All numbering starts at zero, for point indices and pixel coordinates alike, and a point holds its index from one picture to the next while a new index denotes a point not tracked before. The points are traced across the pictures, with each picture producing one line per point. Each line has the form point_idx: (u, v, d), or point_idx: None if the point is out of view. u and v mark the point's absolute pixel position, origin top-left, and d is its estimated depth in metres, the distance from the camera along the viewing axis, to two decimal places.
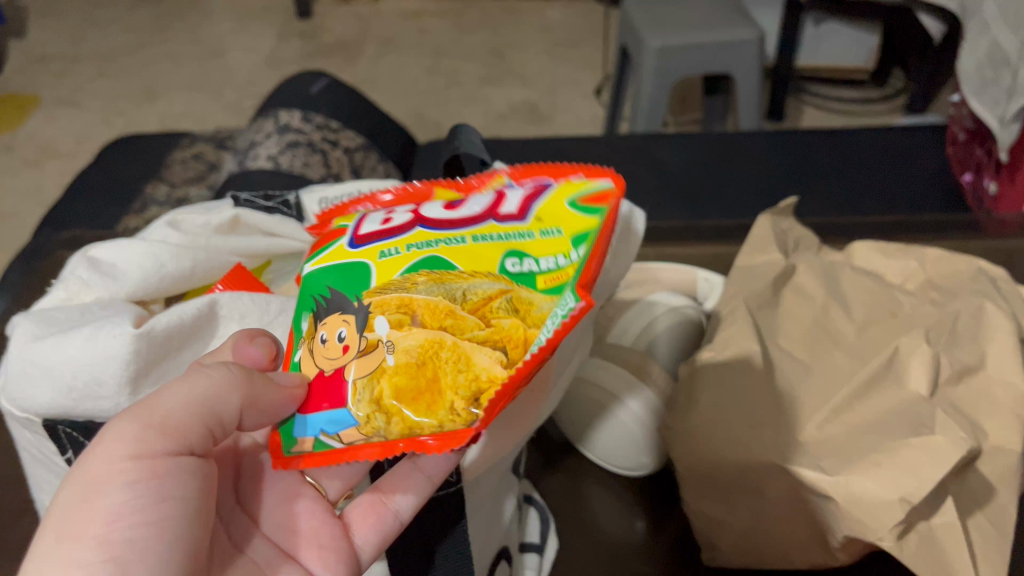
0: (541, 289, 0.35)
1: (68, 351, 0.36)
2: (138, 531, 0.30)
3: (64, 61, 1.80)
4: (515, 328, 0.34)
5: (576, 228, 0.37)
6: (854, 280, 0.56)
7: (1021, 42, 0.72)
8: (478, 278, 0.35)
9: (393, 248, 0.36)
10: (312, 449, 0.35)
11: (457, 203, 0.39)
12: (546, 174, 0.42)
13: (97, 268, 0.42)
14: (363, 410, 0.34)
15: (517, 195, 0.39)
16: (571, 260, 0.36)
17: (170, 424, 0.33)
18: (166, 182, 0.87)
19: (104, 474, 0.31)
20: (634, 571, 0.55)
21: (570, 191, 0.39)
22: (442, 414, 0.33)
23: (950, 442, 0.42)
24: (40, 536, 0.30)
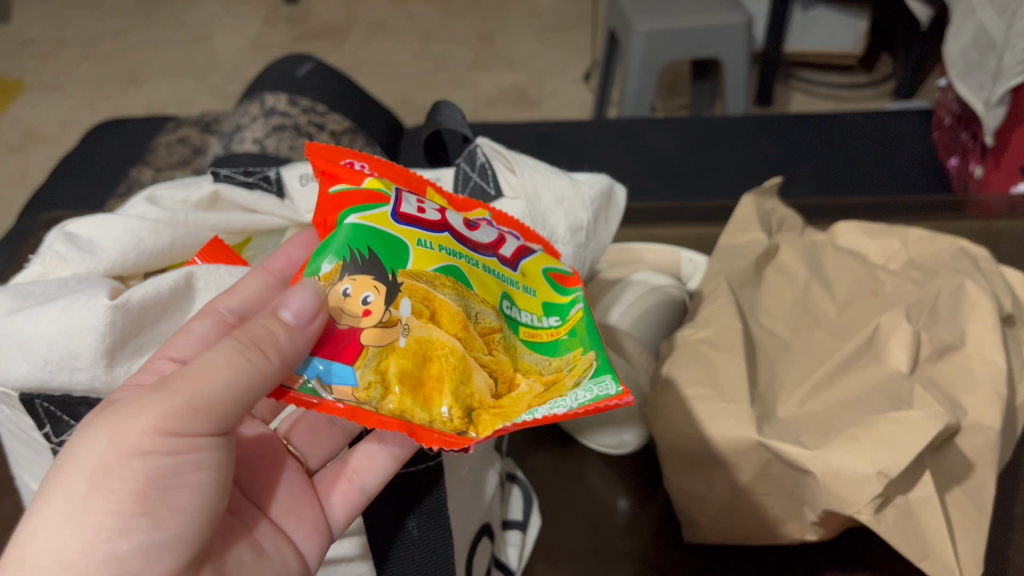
0: (521, 339, 0.38)
1: (41, 324, 0.36)
2: (172, 493, 0.31)
3: (48, 45, 1.78)
4: (506, 366, 0.36)
5: (546, 298, 0.41)
6: (835, 260, 0.57)
7: (1006, 26, 0.71)
8: (487, 307, 0.36)
9: (427, 241, 0.36)
10: (296, 391, 0.33)
11: (471, 223, 0.40)
12: (512, 229, 0.44)
13: (74, 243, 0.42)
14: (365, 376, 0.32)
15: (510, 241, 0.42)
16: (542, 326, 0.39)
17: (216, 399, 0.31)
18: (151, 165, 0.86)
19: (147, 441, 0.30)
20: (615, 548, 0.55)
21: (543, 260, 0.43)
22: (435, 414, 0.33)
23: (928, 416, 0.43)
24: (71, 472, 0.30)
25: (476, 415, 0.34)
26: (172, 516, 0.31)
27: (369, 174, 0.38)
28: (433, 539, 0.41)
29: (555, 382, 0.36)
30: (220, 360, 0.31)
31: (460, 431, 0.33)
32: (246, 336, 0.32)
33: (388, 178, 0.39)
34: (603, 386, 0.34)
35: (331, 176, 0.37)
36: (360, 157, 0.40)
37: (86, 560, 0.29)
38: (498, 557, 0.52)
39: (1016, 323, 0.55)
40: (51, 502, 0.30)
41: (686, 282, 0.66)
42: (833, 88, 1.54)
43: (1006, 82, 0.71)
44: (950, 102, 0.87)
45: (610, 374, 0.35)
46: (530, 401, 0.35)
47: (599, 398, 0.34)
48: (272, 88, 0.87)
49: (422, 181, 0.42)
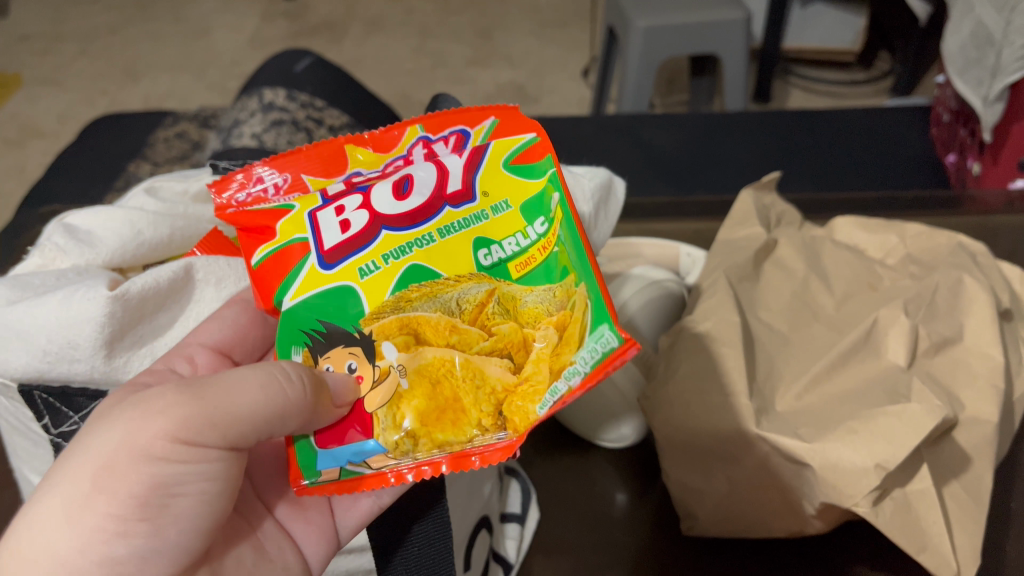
0: (517, 279, 0.38)
1: (41, 316, 0.36)
2: (175, 500, 0.32)
3: (46, 40, 1.78)
4: (513, 331, 0.37)
5: (524, 198, 0.39)
6: (834, 255, 0.57)
7: (1005, 22, 0.71)
8: (464, 283, 0.38)
9: (371, 262, 0.38)
10: (337, 479, 0.36)
11: (402, 186, 0.38)
12: (462, 118, 0.41)
13: (73, 235, 0.42)
14: (390, 438, 0.36)
15: (454, 161, 0.39)
16: (532, 239, 0.38)
17: (235, 418, 0.33)
18: (149, 160, 0.86)
19: (156, 449, 0.32)
20: (614, 541, 0.55)
21: (501, 147, 0.39)
22: (471, 430, 0.36)
23: (925, 409, 0.43)
24: (79, 467, 0.31)
25: (506, 403, 0.36)
26: (171, 523, 0.32)
27: (283, 219, 0.38)
28: (434, 552, 0.40)
29: (564, 322, 0.35)
30: (248, 384, 0.33)
31: (499, 433, 0.36)
32: (278, 374, 0.34)
33: (304, 208, 0.38)
34: (603, 340, 0.32)
35: (250, 242, 0.38)
36: (275, 177, 0.40)
37: (79, 558, 0.31)
38: (495, 550, 0.52)
39: (1013, 318, 0.55)
40: (54, 495, 0.31)
41: (685, 276, 0.65)
42: (832, 84, 1.54)
43: (1004, 77, 0.71)
44: (948, 98, 0.87)
45: (607, 318, 0.32)
46: (549, 361, 0.35)
47: (601, 355, 0.32)
48: (270, 82, 0.87)
49: (349, 149, 0.41)
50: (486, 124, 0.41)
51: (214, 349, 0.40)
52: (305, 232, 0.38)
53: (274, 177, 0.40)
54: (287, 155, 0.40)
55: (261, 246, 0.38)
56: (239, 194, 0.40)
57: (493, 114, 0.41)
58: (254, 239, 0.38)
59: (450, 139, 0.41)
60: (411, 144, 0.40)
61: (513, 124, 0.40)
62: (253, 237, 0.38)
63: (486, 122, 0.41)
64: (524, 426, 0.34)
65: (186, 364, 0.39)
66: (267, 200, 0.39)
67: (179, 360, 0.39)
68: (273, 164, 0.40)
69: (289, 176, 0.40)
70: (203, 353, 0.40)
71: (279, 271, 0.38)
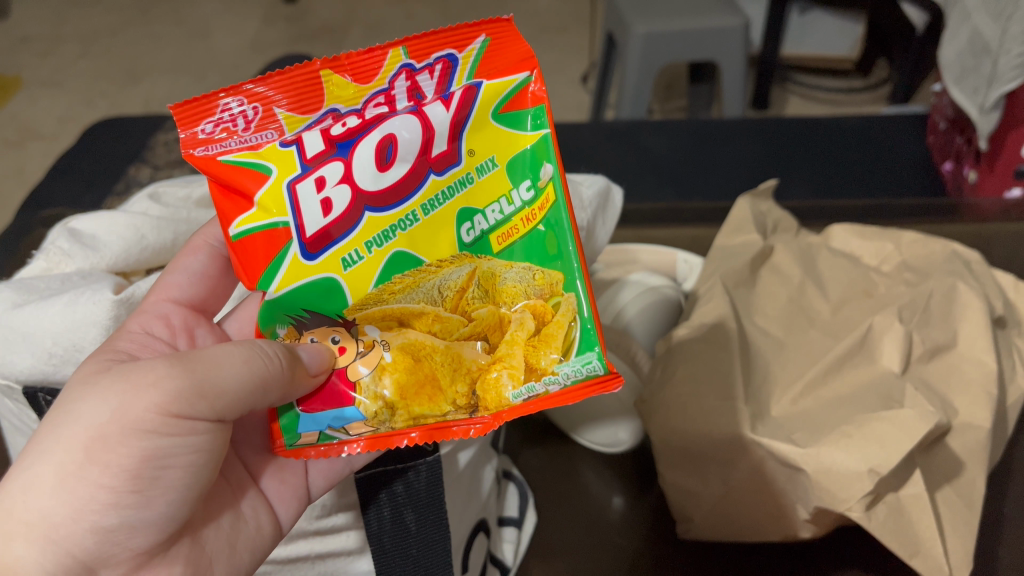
0: (497, 252, 0.38)
1: (46, 318, 0.37)
2: (164, 473, 0.33)
3: (47, 42, 1.79)
4: (491, 315, 0.38)
5: (509, 157, 0.38)
6: (830, 262, 0.58)
7: (1001, 31, 0.71)
8: (445, 268, 0.37)
9: (353, 252, 0.36)
10: (316, 443, 0.37)
11: (386, 153, 0.36)
12: (449, 41, 0.37)
13: (77, 239, 0.43)
14: (370, 407, 0.37)
15: (441, 113, 0.36)
16: (517, 206, 0.38)
17: (221, 390, 0.33)
18: (149, 164, 0.87)
19: (144, 421, 0.32)
20: (610, 544, 0.55)
21: (492, 91, 0.37)
22: (446, 407, 0.37)
23: (917, 415, 0.44)
24: (69, 437, 0.32)
25: (481, 382, 0.37)
26: (160, 495, 0.33)
27: (260, 187, 0.35)
28: (429, 535, 0.40)
29: (542, 311, 0.37)
30: (233, 357, 0.34)
31: (472, 412, 0.37)
32: (259, 347, 0.34)
33: (281, 176, 0.35)
34: (590, 366, 0.36)
35: (225, 206, 0.36)
36: (243, 105, 0.36)
37: (71, 523, 0.32)
38: (493, 553, 0.53)
39: (1007, 325, 0.55)
40: (46, 463, 0.32)
41: (681, 282, 0.66)
42: (830, 91, 1.55)
43: (1000, 86, 0.72)
44: (945, 106, 0.88)
45: (595, 345, 0.37)
46: (526, 347, 0.37)
47: (588, 377, 0.36)
48: None
49: (326, 76, 0.37)
50: (475, 44, 0.38)
51: (188, 306, 0.40)
52: (284, 210, 0.35)
53: (242, 104, 0.36)
54: (262, 79, 0.36)
55: (239, 218, 0.35)
56: (207, 124, 0.36)
57: (483, 31, 0.38)
58: (228, 207, 0.35)
59: (435, 67, 0.37)
60: (393, 74, 0.37)
61: (504, 51, 0.38)
62: (225, 198, 0.35)
63: (477, 42, 0.38)
64: (497, 409, 0.36)
65: (165, 327, 0.38)
66: (235, 135, 0.36)
67: (156, 323, 0.38)
68: (236, 91, 0.36)
69: (259, 105, 0.36)
70: (177, 313, 0.39)
71: (256, 242, 0.35)
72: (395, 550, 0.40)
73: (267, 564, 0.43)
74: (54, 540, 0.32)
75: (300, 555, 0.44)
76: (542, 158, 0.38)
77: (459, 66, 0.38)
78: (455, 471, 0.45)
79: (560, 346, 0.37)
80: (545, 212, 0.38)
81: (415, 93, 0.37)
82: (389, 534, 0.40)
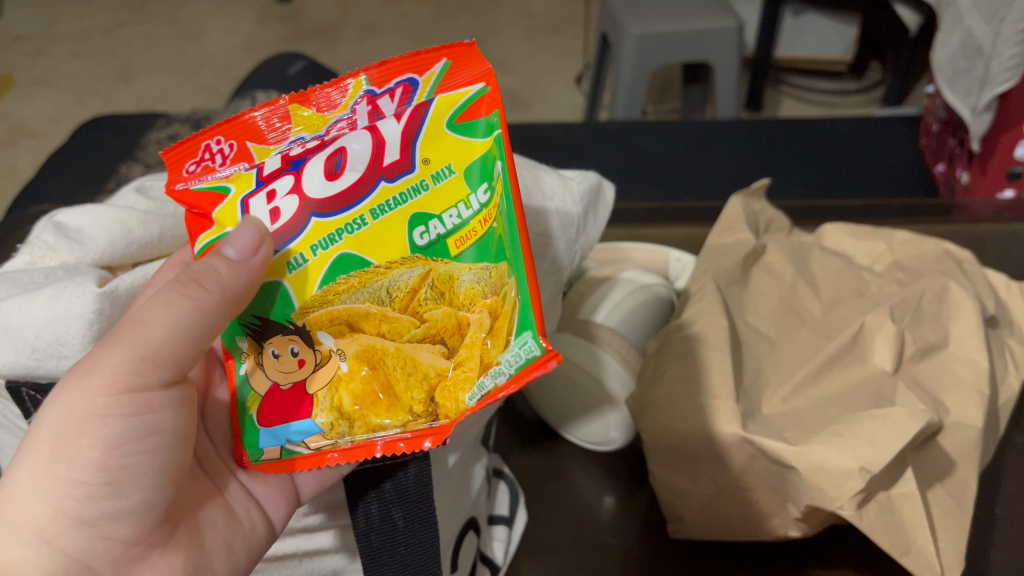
0: (454, 256, 0.36)
1: (29, 312, 0.37)
2: (134, 459, 0.34)
3: (38, 41, 1.78)
4: (446, 316, 0.36)
5: (466, 161, 0.36)
6: (822, 261, 0.58)
7: (994, 32, 0.71)
8: (395, 270, 0.36)
9: (299, 255, 0.35)
10: (278, 458, 0.36)
11: (335, 163, 0.35)
12: (409, 65, 0.36)
13: (62, 233, 0.43)
14: (325, 419, 0.36)
15: (392, 126, 0.35)
16: (474, 209, 0.36)
17: (161, 340, 0.33)
18: (141, 162, 0.86)
19: (97, 405, 0.33)
20: (600, 543, 0.55)
21: (446, 103, 0.35)
22: (403, 415, 0.36)
23: (909, 414, 0.43)
24: (36, 440, 0.33)
25: (439, 391, 0.35)
26: (134, 483, 0.34)
27: (216, 205, 0.35)
28: (421, 534, 0.40)
29: (496, 307, 0.35)
30: (159, 304, 0.33)
31: (431, 420, 0.35)
32: (185, 276, 0.33)
33: (237, 193, 0.35)
34: (527, 348, 0.32)
35: (192, 227, 0.35)
36: (222, 143, 0.36)
37: (55, 522, 0.33)
38: (483, 551, 0.52)
39: (999, 325, 0.55)
40: (22, 468, 0.33)
41: (674, 281, 0.66)
42: (824, 93, 1.55)
43: (992, 88, 0.71)
44: (938, 108, 0.88)
45: (533, 324, 0.32)
46: (482, 347, 0.34)
47: (528, 365, 0.32)
48: (264, 87, 0.87)
49: (293, 109, 0.37)
50: (437, 68, 0.37)
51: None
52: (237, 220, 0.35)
53: (221, 142, 0.36)
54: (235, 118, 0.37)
55: (203, 234, 0.35)
56: (190, 164, 0.36)
57: (445, 55, 0.37)
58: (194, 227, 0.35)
59: (396, 91, 0.36)
60: (355, 100, 0.36)
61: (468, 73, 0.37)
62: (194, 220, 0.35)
63: (437, 66, 0.37)
64: (455, 414, 0.34)
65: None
66: (213, 170, 0.36)
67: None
68: (220, 129, 0.36)
69: (235, 141, 0.37)
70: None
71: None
72: (383, 548, 0.40)
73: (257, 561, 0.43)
74: (44, 540, 0.33)
75: (287, 553, 0.44)
76: (495, 157, 0.35)
77: (418, 85, 0.36)
78: (444, 470, 0.44)
79: (506, 335, 0.33)
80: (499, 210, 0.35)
81: (376, 116, 0.36)
82: (377, 531, 0.39)
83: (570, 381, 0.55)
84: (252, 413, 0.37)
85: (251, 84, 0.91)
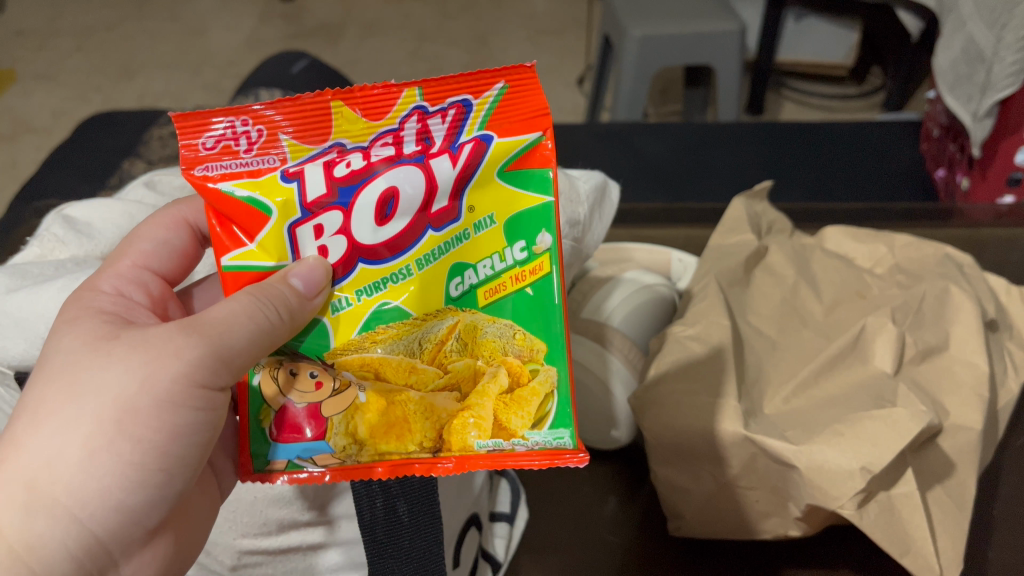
0: (483, 307, 0.36)
1: (40, 302, 0.38)
2: (188, 450, 0.34)
3: (41, 37, 1.78)
4: (467, 368, 0.36)
5: (510, 214, 0.35)
6: (823, 263, 0.58)
7: (996, 38, 0.71)
8: (428, 322, 0.36)
9: (342, 298, 0.35)
10: (283, 470, 0.36)
11: (387, 208, 0.34)
12: (464, 86, 0.34)
13: (71, 226, 0.45)
14: (339, 441, 0.36)
15: (446, 168, 0.34)
16: (508, 263, 0.36)
17: (235, 350, 0.33)
18: (143, 158, 0.86)
19: (170, 392, 0.32)
20: (603, 542, 0.55)
21: (501, 149, 0.34)
22: (412, 446, 0.36)
23: (910, 415, 0.44)
24: (92, 405, 0.31)
25: (448, 429, 0.36)
26: (180, 475, 0.34)
27: (262, 227, 0.34)
28: (427, 524, 0.40)
29: (518, 373, 0.36)
30: (239, 314, 0.33)
31: (436, 452, 0.36)
32: (262, 291, 0.33)
33: (281, 218, 0.34)
34: (559, 441, 0.36)
35: (221, 236, 0.34)
36: (247, 125, 0.34)
37: (97, 504, 0.31)
38: (485, 548, 0.53)
39: (999, 328, 0.55)
40: (70, 434, 0.31)
41: (676, 281, 0.67)
42: (824, 98, 1.55)
43: (994, 93, 0.72)
44: (939, 113, 0.88)
45: (569, 422, 0.36)
46: (495, 403, 0.36)
47: (554, 449, 0.36)
48: (267, 84, 0.88)
49: (335, 108, 0.34)
50: (492, 91, 0.34)
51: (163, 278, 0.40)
52: (283, 253, 0.34)
53: (247, 125, 0.34)
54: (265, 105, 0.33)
55: (233, 251, 0.34)
56: (208, 138, 0.34)
57: (502, 78, 0.34)
58: (223, 238, 0.34)
59: (448, 112, 0.34)
60: (405, 114, 0.34)
61: (522, 102, 0.35)
62: (222, 225, 0.34)
63: (494, 89, 0.34)
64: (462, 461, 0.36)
65: (143, 293, 0.37)
66: (239, 160, 0.34)
67: (134, 289, 0.37)
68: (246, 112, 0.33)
69: (265, 130, 0.34)
70: (155, 282, 0.39)
71: (249, 278, 0.35)
72: (388, 541, 0.40)
73: (258, 554, 0.44)
74: (79, 517, 0.31)
75: (292, 546, 0.44)
76: (542, 225, 0.36)
77: (469, 105, 0.34)
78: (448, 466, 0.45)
79: (532, 413, 0.36)
80: (535, 278, 0.36)
81: (423, 137, 0.34)
82: (383, 524, 0.40)
83: (585, 392, 0.55)
84: (266, 426, 0.36)
85: (253, 82, 0.91)
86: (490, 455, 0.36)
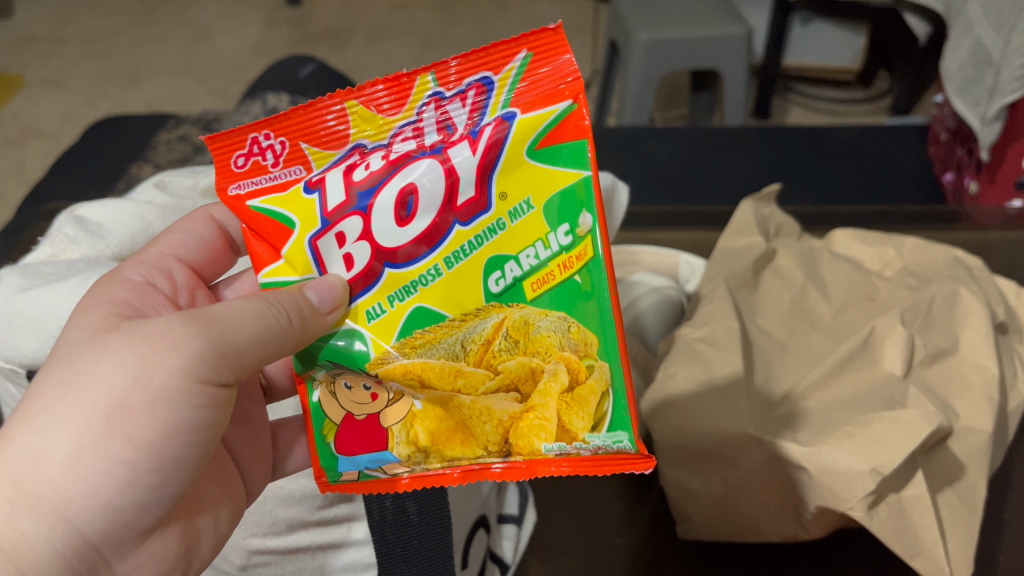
0: (530, 300, 0.35)
1: (53, 302, 0.39)
2: (185, 451, 0.34)
3: (49, 42, 1.79)
4: (521, 366, 0.35)
5: (547, 198, 0.34)
6: (833, 266, 0.58)
7: (1005, 41, 0.71)
8: (470, 321, 0.35)
9: (376, 305, 0.36)
10: (357, 480, 0.38)
11: (407, 207, 0.34)
12: (484, 62, 0.34)
13: (83, 227, 0.46)
14: (403, 451, 0.37)
15: (467, 158, 0.34)
16: (553, 250, 0.35)
17: (240, 347, 0.34)
18: (152, 162, 0.87)
19: (170, 390, 0.33)
20: (610, 544, 0.55)
21: (527, 127, 0.34)
22: (479, 451, 0.37)
23: (921, 416, 0.44)
24: (90, 400, 0.32)
25: (514, 431, 0.36)
26: (175, 475, 0.34)
27: (286, 242, 0.35)
28: (441, 524, 0.40)
29: (576, 369, 0.35)
30: (247, 312, 0.34)
31: (505, 455, 0.36)
32: (278, 298, 0.34)
33: (304, 232, 0.35)
34: (619, 445, 0.35)
35: (255, 251, 0.36)
36: (271, 139, 0.36)
37: (86, 499, 0.32)
38: (493, 550, 0.54)
39: (1008, 331, 0.55)
40: (62, 431, 0.32)
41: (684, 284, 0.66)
42: (832, 102, 1.55)
43: (1002, 97, 0.72)
44: (947, 118, 0.89)
45: (628, 426, 0.35)
46: (559, 402, 0.35)
47: (617, 454, 0.35)
48: (274, 89, 0.88)
49: (350, 108, 0.35)
50: (516, 61, 0.34)
51: (189, 266, 0.42)
52: (309, 267, 0.36)
53: (270, 138, 0.36)
54: (282, 116, 0.35)
55: (268, 268, 0.36)
56: (238, 158, 0.36)
57: (524, 46, 0.34)
58: (259, 255, 0.36)
59: (468, 92, 0.35)
60: (422, 103, 0.35)
61: (546, 71, 0.34)
62: (257, 243, 0.36)
63: (516, 59, 0.34)
64: (531, 456, 0.36)
65: (166, 280, 0.40)
66: (265, 171, 0.36)
67: (158, 276, 0.39)
68: (268, 125, 0.36)
69: (287, 139, 0.36)
70: (180, 270, 0.41)
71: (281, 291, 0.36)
72: (395, 540, 0.40)
73: (268, 555, 0.44)
74: (65, 517, 0.31)
75: (301, 546, 0.44)
76: (582, 205, 0.34)
77: (490, 78, 0.34)
78: None
79: (590, 416, 0.35)
80: (582, 262, 0.34)
81: (445, 125, 0.35)
82: (392, 523, 0.40)
83: None
84: (330, 441, 0.38)
85: (261, 85, 0.91)
86: (558, 459, 0.36)
